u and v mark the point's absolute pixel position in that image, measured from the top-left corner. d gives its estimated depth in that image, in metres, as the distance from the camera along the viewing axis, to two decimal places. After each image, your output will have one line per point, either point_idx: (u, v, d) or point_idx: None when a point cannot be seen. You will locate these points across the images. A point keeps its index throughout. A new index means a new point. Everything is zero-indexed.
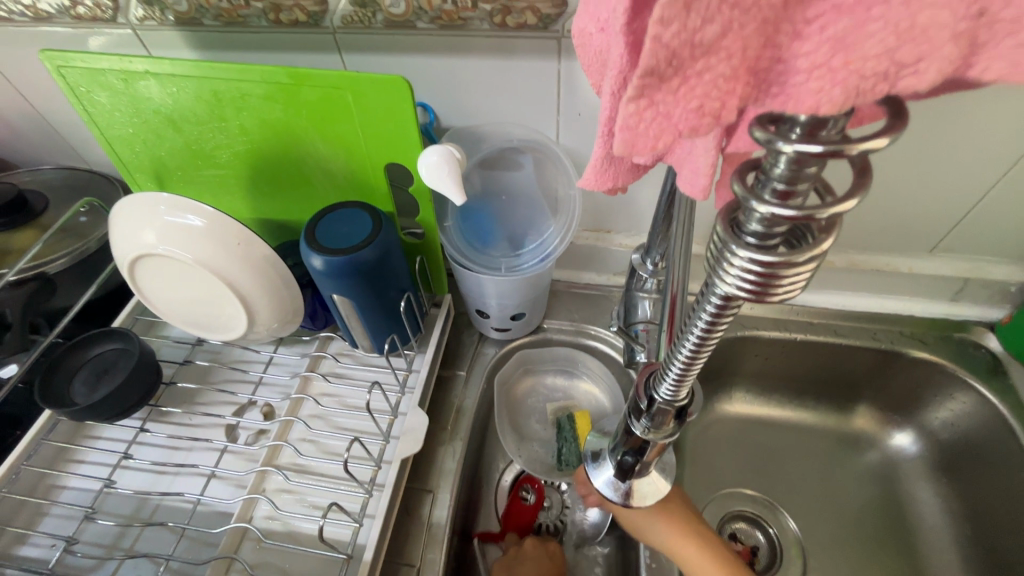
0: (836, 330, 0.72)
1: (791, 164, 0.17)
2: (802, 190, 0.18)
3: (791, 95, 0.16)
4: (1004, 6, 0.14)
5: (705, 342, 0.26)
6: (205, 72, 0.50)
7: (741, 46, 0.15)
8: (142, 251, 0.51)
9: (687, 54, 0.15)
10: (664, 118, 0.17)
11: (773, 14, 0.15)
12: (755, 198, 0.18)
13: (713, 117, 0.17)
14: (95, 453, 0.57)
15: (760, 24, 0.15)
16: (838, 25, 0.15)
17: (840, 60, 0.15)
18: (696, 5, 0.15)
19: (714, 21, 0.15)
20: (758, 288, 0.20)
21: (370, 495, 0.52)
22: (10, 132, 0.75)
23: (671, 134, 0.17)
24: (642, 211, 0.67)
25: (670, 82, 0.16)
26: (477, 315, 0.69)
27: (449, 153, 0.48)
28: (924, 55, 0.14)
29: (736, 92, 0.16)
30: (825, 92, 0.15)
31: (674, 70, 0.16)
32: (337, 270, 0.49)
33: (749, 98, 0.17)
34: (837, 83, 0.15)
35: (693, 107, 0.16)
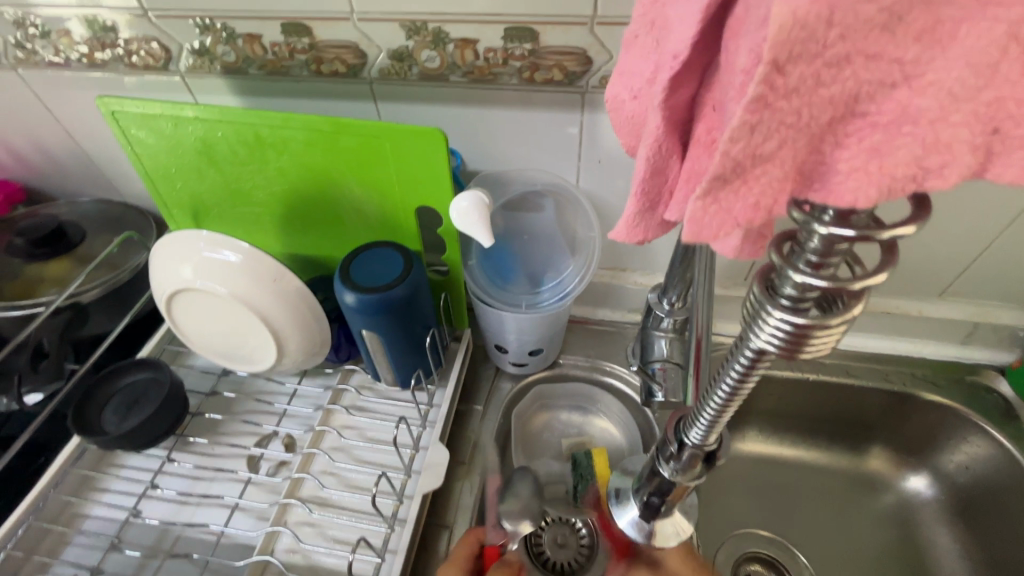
0: (848, 371, 0.73)
1: (824, 241, 0.20)
2: (833, 262, 0.20)
3: (832, 192, 0.18)
4: (1015, 126, 0.16)
5: (738, 390, 0.27)
6: (251, 119, 0.53)
7: (793, 157, 0.18)
8: (181, 286, 0.54)
9: (748, 163, 0.18)
10: (726, 212, 0.19)
11: (819, 130, 0.17)
12: (791, 267, 0.20)
13: (767, 213, 0.19)
14: (119, 482, 0.58)
15: (810, 138, 0.17)
16: (872, 138, 0.17)
17: (875, 164, 0.17)
18: (760, 125, 0.17)
19: (774, 137, 0.17)
20: (790, 345, 0.22)
21: (393, 530, 0.52)
22: (52, 166, 0.79)
23: (730, 225, 0.19)
24: (657, 252, 0.70)
25: (733, 184, 0.18)
26: (495, 350, 0.71)
27: (479, 199, 0.50)
28: (948, 163, 0.17)
29: (787, 191, 0.18)
30: (863, 191, 0.17)
31: (738, 175, 0.18)
32: (369, 308, 0.51)
33: (797, 193, 0.19)
34: (873, 185, 0.17)
35: (751, 204, 0.18)
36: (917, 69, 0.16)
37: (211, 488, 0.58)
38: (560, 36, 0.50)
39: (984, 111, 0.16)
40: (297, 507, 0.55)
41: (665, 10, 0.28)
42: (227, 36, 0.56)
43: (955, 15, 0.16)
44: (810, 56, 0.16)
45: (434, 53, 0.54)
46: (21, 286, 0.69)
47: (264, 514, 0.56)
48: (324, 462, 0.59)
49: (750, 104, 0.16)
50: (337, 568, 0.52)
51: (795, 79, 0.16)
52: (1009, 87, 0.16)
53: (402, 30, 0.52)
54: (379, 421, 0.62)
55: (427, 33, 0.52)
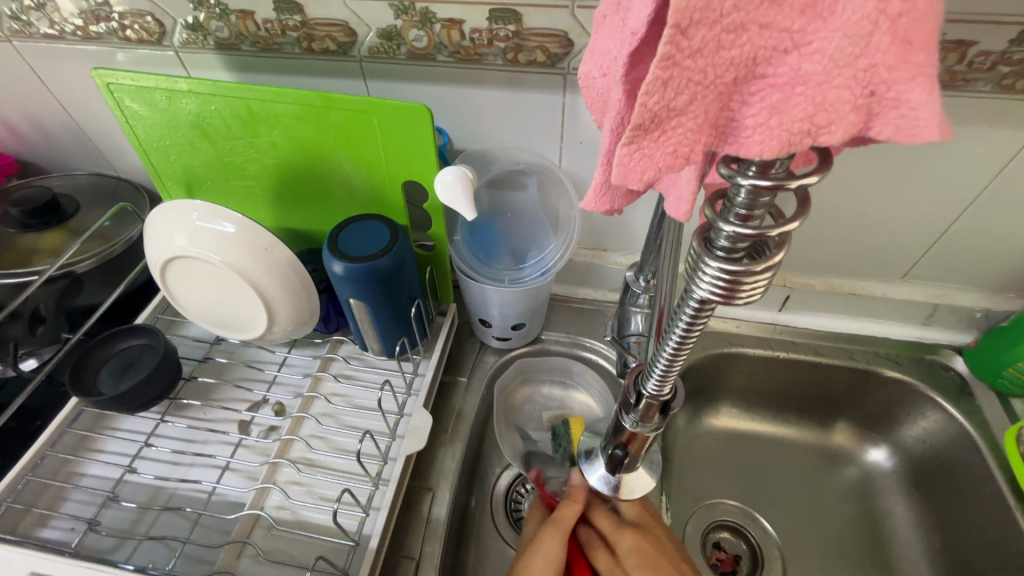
0: (817, 349, 0.77)
1: (749, 195, 0.22)
2: (757, 215, 0.23)
3: (742, 144, 0.21)
4: (888, 90, 0.19)
5: (685, 341, 0.30)
6: (243, 94, 0.55)
7: (703, 110, 0.20)
8: (174, 253, 0.56)
9: (665, 114, 0.20)
10: (649, 157, 0.21)
11: (727, 88, 0.20)
12: (721, 220, 0.23)
13: (684, 158, 0.21)
14: (114, 443, 0.60)
15: (717, 94, 0.20)
16: (773, 97, 0.20)
17: (775, 121, 0.20)
18: (672, 81, 0.19)
19: (685, 92, 0.20)
20: (727, 292, 0.25)
21: (377, 488, 0.55)
22: (45, 139, 0.80)
23: (654, 169, 0.22)
24: (636, 232, 0.73)
25: (652, 133, 0.21)
26: (479, 324, 0.73)
27: (463, 173, 0.52)
28: (834, 121, 0.19)
29: (701, 141, 0.21)
30: (767, 144, 0.20)
31: (655, 125, 0.20)
32: (356, 276, 0.54)
33: (713, 144, 0.22)
34: (774, 137, 0.20)
35: (670, 152, 0.21)
36: (804, 37, 0.19)
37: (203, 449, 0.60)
38: (542, 18, 0.52)
39: (862, 76, 0.19)
40: (286, 466, 0.58)
41: None
42: (220, 12, 0.58)
43: None
44: (710, 21, 0.19)
45: (422, 33, 0.55)
46: (16, 255, 0.71)
47: (254, 473, 0.58)
48: (311, 426, 0.62)
49: (662, 61, 0.19)
50: (323, 523, 0.55)
51: (698, 40, 0.19)
52: (882, 56, 0.19)
53: (391, 10, 0.54)
54: (366, 388, 0.65)
55: (415, 12, 0.54)
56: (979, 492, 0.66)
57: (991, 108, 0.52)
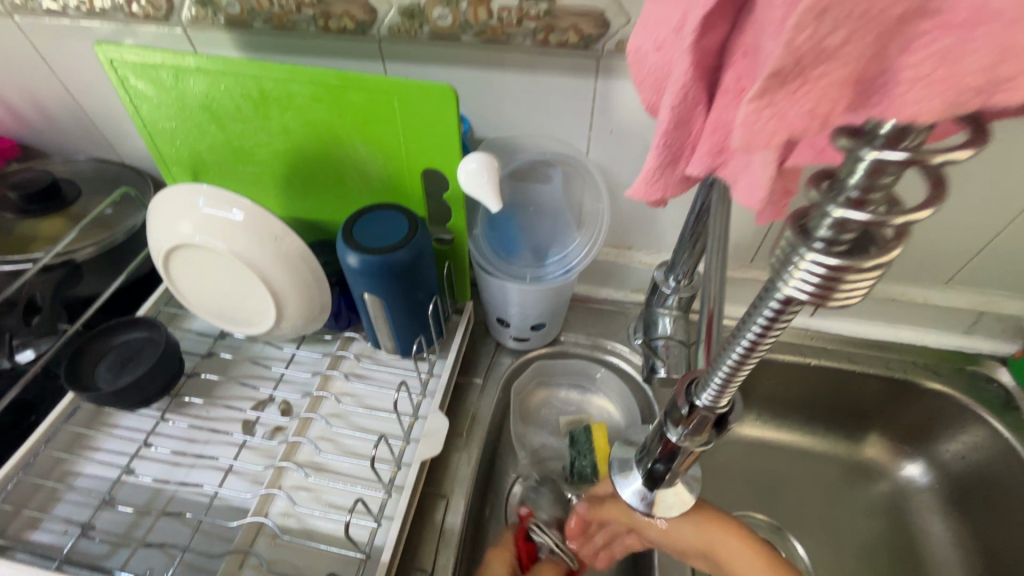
0: (850, 357, 0.73)
1: (868, 173, 0.19)
2: (874, 199, 0.19)
3: (892, 104, 0.17)
4: None
5: (755, 348, 0.26)
6: (255, 72, 0.51)
7: (859, 54, 0.16)
8: (179, 241, 0.52)
9: (810, 59, 0.16)
10: (777, 119, 0.18)
11: (889, 27, 0.16)
12: (831, 202, 0.20)
13: (821, 121, 0.18)
14: (112, 441, 0.57)
15: (875, 36, 0.16)
16: (943, 41, 0.16)
17: (941, 74, 0.16)
18: (831, 11, 0.16)
19: (840, 29, 0.16)
20: (820, 293, 0.21)
21: (389, 496, 0.52)
22: (47, 122, 0.77)
23: (781, 133, 0.18)
24: (664, 229, 0.69)
25: (790, 84, 0.17)
26: (497, 323, 0.70)
27: (489, 160, 0.49)
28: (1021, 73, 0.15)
29: (843, 100, 0.17)
30: (926, 103, 0.16)
31: (797, 73, 0.17)
32: (372, 269, 0.50)
33: (852, 105, 0.18)
34: (937, 96, 0.16)
35: (805, 111, 0.17)
36: None
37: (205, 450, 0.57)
38: None
39: None
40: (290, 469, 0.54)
41: None
42: None
43: None
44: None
45: (446, 11, 0.52)
46: (13, 242, 0.67)
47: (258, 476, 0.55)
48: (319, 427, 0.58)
49: None
50: (331, 533, 0.51)
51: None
52: None
53: None
54: (378, 388, 0.61)
55: None
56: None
57: None
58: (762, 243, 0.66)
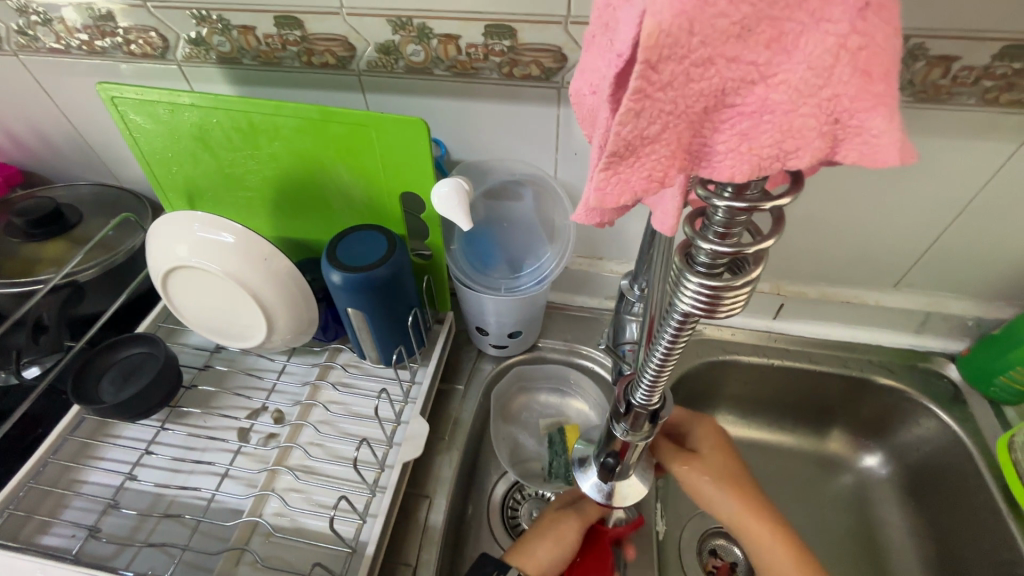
0: (811, 357, 0.77)
1: (726, 214, 0.24)
2: (735, 232, 0.24)
3: (714, 168, 0.23)
4: (852, 118, 0.20)
5: (672, 351, 0.31)
6: (244, 107, 0.56)
7: (675, 137, 0.22)
8: (175, 263, 0.57)
9: (639, 143, 0.22)
10: (624, 182, 0.23)
11: (698, 117, 0.21)
12: (701, 237, 0.25)
13: (659, 183, 0.23)
14: (115, 450, 0.61)
15: (687, 125, 0.22)
16: (742, 125, 0.21)
17: (745, 147, 0.22)
18: (646, 112, 0.21)
19: (657, 123, 0.21)
20: (709, 306, 0.26)
21: (374, 495, 0.56)
22: (50, 150, 0.81)
23: (631, 192, 0.24)
24: (631, 241, 0.73)
25: (628, 160, 0.23)
26: (476, 332, 0.74)
27: (460, 184, 0.54)
28: (800, 147, 0.21)
29: (675, 166, 0.23)
30: (738, 167, 0.22)
31: (630, 153, 0.22)
32: (354, 286, 0.55)
33: (686, 169, 0.23)
34: (744, 163, 0.22)
35: (645, 177, 0.23)
36: (769, 70, 0.20)
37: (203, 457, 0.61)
38: (535, 34, 0.53)
39: (827, 105, 0.20)
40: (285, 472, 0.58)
41: (615, 13, 0.31)
42: (222, 27, 0.59)
43: (797, 29, 0.20)
44: (679, 57, 0.20)
45: (419, 48, 0.57)
46: (19, 265, 0.72)
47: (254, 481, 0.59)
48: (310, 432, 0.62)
49: (633, 95, 0.21)
50: (321, 530, 0.55)
51: (667, 74, 0.20)
52: (844, 87, 0.20)
53: (388, 25, 0.55)
54: (363, 396, 0.65)
55: (412, 28, 0.55)
56: (972, 500, 0.67)
57: (973, 120, 0.53)
58: None
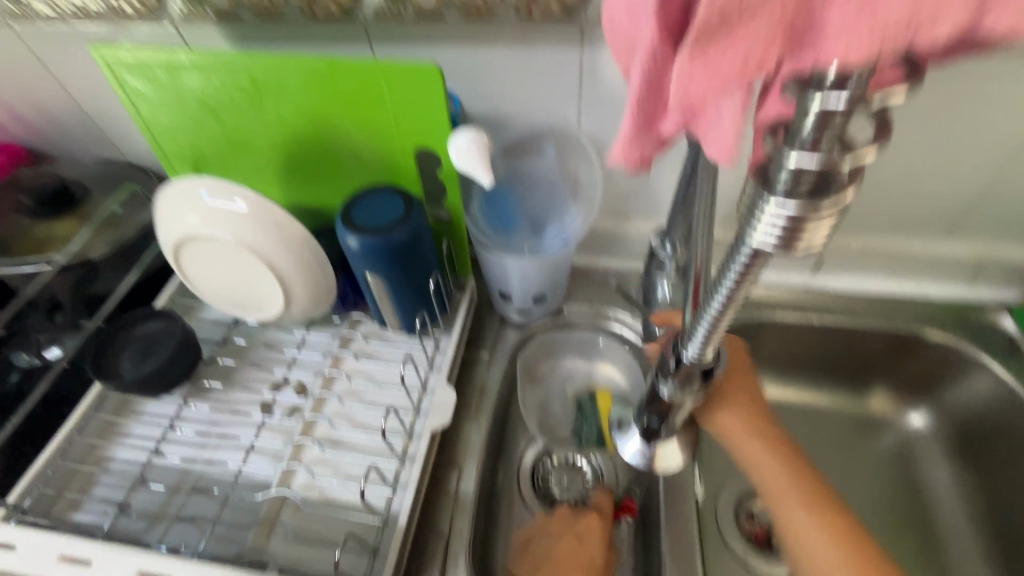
0: (853, 312, 0.73)
1: (823, 117, 0.21)
2: (830, 143, 0.21)
3: (824, 49, 0.19)
4: None
5: (733, 297, 0.28)
6: (246, 63, 0.52)
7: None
8: (186, 233, 0.55)
9: (734, 8, 0.18)
10: (710, 69, 0.20)
11: None
12: (789, 149, 0.21)
13: (751, 68, 0.20)
14: (139, 426, 0.60)
15: None
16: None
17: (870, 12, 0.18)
18: None
19: None
20: (788, 235, 0.23)
21: (403, 466, 0.55)
22: (52, 126, 0.79)
23: (716, 85, 0.20)
24: (661, 195, 0.69)
25: (718, 32, 0.19)
26: (499, 298, 0.71)
27: (478, 135, 0.50)
28: (941, 11, 0.17)
29: (774, 44, 0.19)
30: (859, 43, 0.18)
31: (722, 21, 0.19)
32: (373, 250, 0.52)
33: (786, 51, 0.20)
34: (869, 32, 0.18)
35: (736, 59, 0.19)
36: None
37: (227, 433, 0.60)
38: None
39: None
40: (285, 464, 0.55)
41: None
42: None
43: None
44: None
45: None
46: (31, 243, 0.70)
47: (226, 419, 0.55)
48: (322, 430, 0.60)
49: None
50: (351, 501, 0.54)
51: None
52: None
53: None
54: (386, 366, 0.63)
55: None
56: None
57: None
58: None
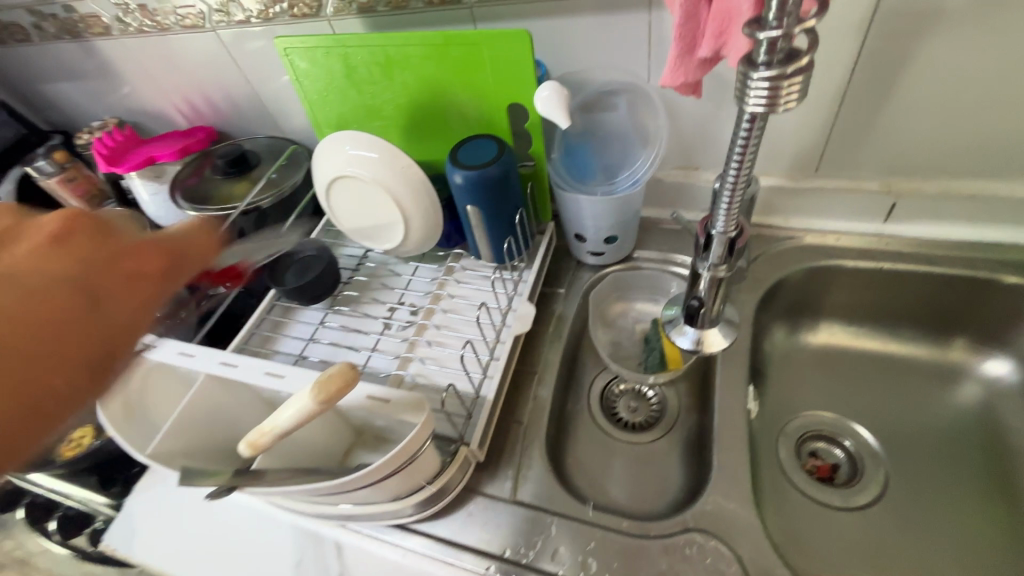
0: (928, 259, 0.74)
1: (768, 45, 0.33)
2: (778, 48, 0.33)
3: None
4: None
5: (742, 164, 0.39)
6: (382, 42, 0.68)
7: None
8: (337, 174, 0.72)
9: None
10: None
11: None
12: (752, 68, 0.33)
13: None
14: (295, 328, 0.79)
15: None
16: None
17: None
18: None
19: None
20: (771, 97, 0.34)
21: (490, 361, 0.67)
22: (235, 110, 1.03)
23: None
24: (726, 146, 0.75)
25: None
26: (575, 240, 0.81)
27: (557, 88, 0.61)
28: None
29: None
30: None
31: None
32: (473, 183, 0.65)
33: None
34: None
35: None
36: None
37: (354, 341, 0.75)
38: None
39: None
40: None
41: None
42: None
43: None
44: None
45: None
46: (219, 197, 0.93)
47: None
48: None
49: None
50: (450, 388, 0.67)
51: None
52: None
53: None
54: (478, 290, 0.77)
55: None
56: None
57: None
58: (821, 151, 0.72)
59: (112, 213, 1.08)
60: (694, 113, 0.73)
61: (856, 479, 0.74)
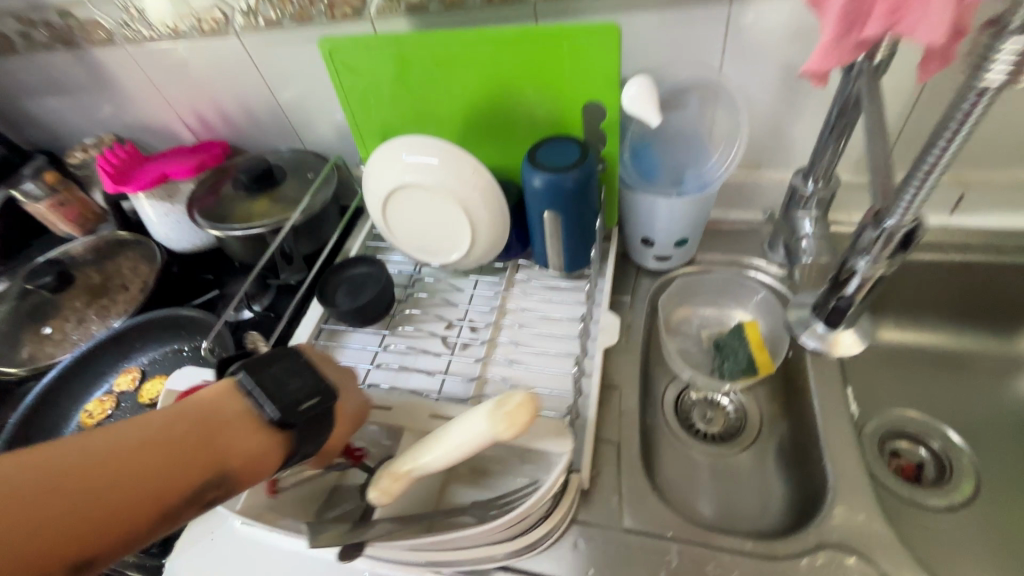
0: (997, 250, 0.74)
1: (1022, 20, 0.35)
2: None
3: None
4: None
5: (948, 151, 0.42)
6: (445, 39, 0.64)
7: None
8: (396, 183, 0.66)
9: None
10: None
11: None
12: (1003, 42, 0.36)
13: None
14: (347, 353, 0.71)
15: None
16: None
17: None
18: None
19: None
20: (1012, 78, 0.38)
21: (580, 378, 0.63)
22: (251, 121, 0.95)
23: None
24: (794, 143, 0.74)
25: None
26: (641, 245, 0.77)
27: (647, 83, 0.58)
28: None
29: None
30: None
31: None
32: (555, 188, 0.61)
33: None
34: None
35: None
36: None
37: (417, 363, 0.69)
38: None
39: None
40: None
41: None
42: None
43: None
44: None
45: None
46: (244, 214, 0.86)
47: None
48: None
49: None
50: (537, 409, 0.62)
51: None
52: None
53: None
54: (548, 301, 0.72)
55: None
56: None
57: None
58: (892, 145, 0.70)
59: (115, 237, 0.98)
60: (765, 108, 0.71)
61: (945, 478, 0.72)
